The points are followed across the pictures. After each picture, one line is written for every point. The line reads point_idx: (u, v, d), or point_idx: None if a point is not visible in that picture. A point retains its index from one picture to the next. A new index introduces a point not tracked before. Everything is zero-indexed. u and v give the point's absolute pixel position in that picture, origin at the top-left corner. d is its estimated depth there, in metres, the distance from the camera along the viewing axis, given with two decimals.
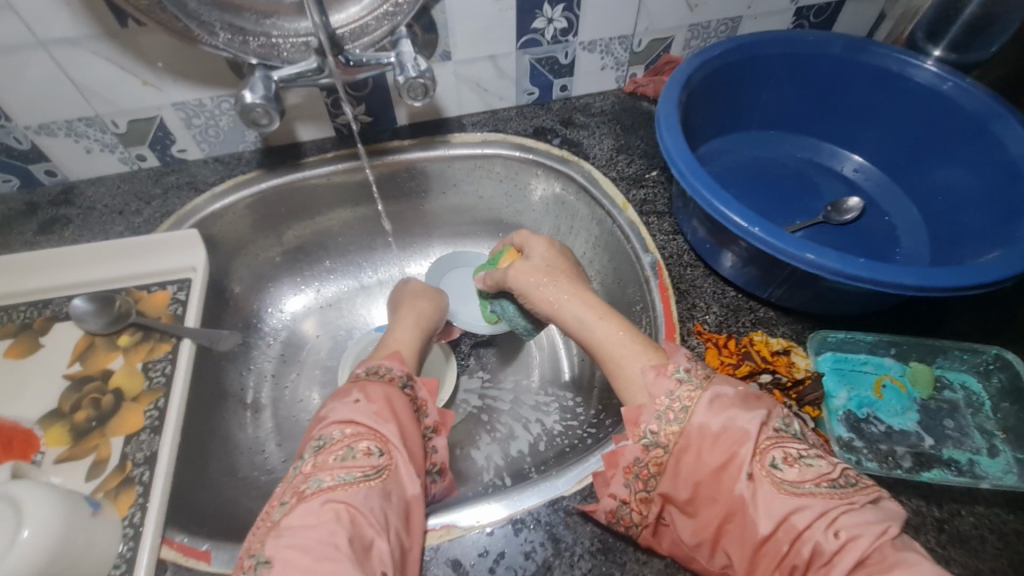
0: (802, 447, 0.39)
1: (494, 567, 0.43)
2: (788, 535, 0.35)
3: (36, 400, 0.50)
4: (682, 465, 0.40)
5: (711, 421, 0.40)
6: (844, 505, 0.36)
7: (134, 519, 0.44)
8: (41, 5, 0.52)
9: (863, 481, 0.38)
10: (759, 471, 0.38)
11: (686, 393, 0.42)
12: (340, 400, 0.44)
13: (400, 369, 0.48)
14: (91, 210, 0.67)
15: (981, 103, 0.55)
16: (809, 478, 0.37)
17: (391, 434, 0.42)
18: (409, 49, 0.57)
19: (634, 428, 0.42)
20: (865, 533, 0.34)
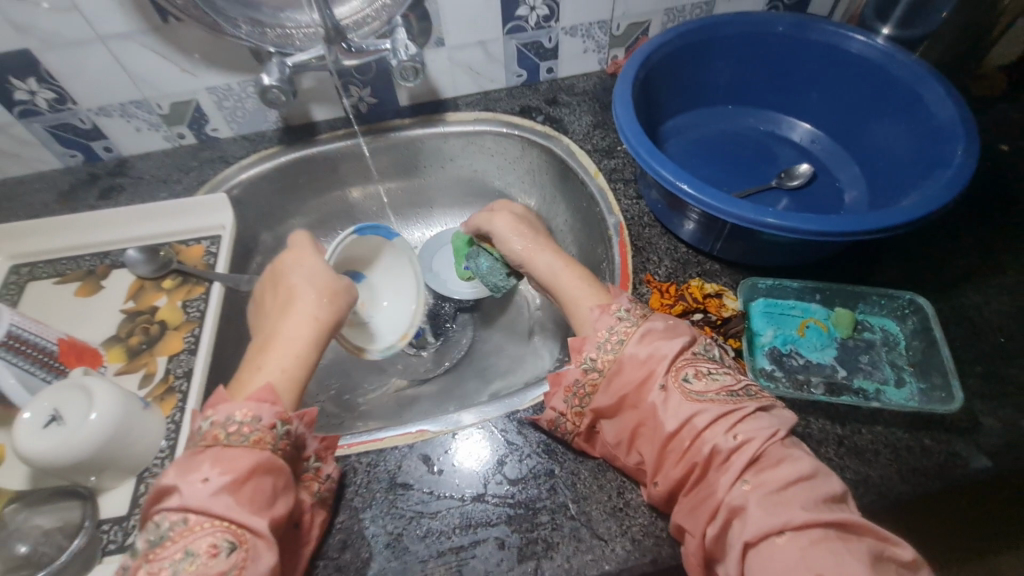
0: (711, 365, 0.46)
1: (457, 461, 0.52)
2: (691, 433, 0.43)
3: (99, 327, 0.62)
4: (610, 381, 0.47)
5: (638, 347, 0.47)
6: (737, 412, 0.43)
7: (175, 417, 0.55)
8: (101, 6, 0.64)
9: (759, 393, 0.46)
10: (672, 383, 0.46)
11: (622, 328, 0.49)
12: (186, 476, 0.39)
13: (271, 415, 0.43)
14: (141, 180, 0.79)
15: (910, 72, 0.61)
16: (712, 389, 0.45)
17: (248, 522, 0.38)
18: (403, 36, 0.67)
19: (577, 355, 0.50)
20: (756, 434, 0.42)
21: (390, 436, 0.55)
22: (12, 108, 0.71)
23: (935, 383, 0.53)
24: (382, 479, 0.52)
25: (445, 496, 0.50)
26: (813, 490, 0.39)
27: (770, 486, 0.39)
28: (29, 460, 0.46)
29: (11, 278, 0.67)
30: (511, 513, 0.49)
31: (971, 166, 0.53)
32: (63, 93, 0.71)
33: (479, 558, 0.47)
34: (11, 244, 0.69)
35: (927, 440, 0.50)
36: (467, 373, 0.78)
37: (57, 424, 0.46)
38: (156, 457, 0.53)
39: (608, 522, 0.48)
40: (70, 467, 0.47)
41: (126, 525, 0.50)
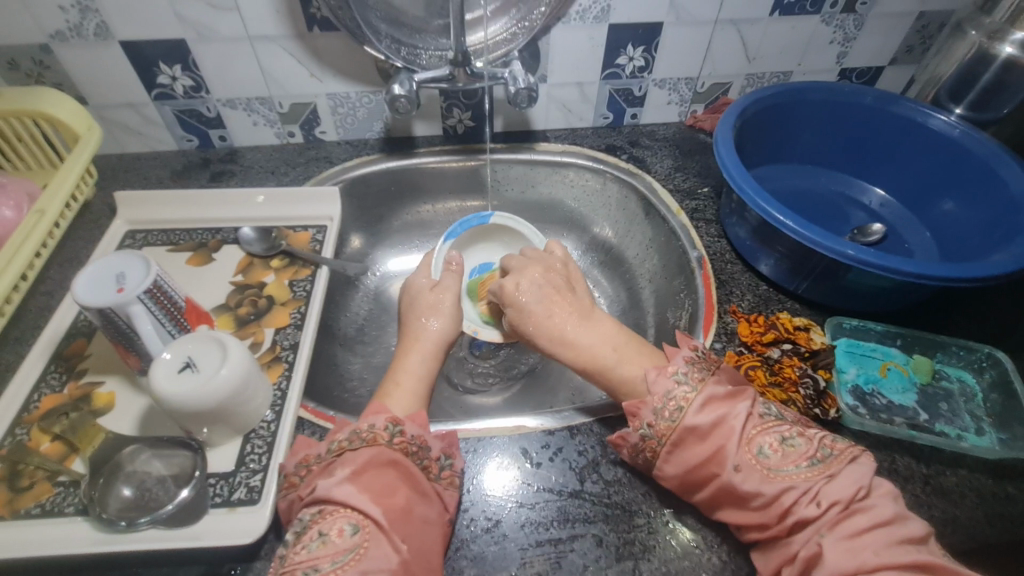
0: (784, 430, 0.47)
1: (553, 457, 0.54)
2: (777, 508, 0.44)
3: (210, 294, 0.66)
4: (679, 454, 0.48)
5: (701, 420, 0.47)
6: (823, 478, 0.43)
7: (282, 385, 0.57)
8: (258, 9, 0.70)
9: (835, 449, 0.45)
10: (748, 461, 0.45)
11: (682, 396, 0.49)
12: (326, 475, 0.46)
13: (383, 420, 0.49)
14: (249, 169, 0.84)
15: (988, 149, 0.67)
16: (790, 459, 0.45)
17: (369, 509, 0.43)
18: (520, 67, 0.73)
19: (634, 419, 0.50)
20: (840, 498, 0.42)
21: (487, 426, 0.57)
22: (151, 89, 0.77)
23: (1017, 432, 0.55)
24: (481, 466, 0.53)
25: (543, 489, 0.52)
26: (895, 533, 0.40)
27: (849, 536, 0.41)
28: (164, 401, 0.47)
29: (128, 241, 0.71)
30: (608, 513, 0.50)
31: None
32: (200, 82, 0.77)
33: (578, 552, 0.48)
34: (130, 209, 0.73)
35: (1011, 488, 0.52)
36: (533, 386, 0.79)
37: (192, 371, 0.48)
38: (262, 420, 0.55)
39: (702, 531, 0.50)
40: (194, 415, 0.49)
41: (233, 481, 0.51)
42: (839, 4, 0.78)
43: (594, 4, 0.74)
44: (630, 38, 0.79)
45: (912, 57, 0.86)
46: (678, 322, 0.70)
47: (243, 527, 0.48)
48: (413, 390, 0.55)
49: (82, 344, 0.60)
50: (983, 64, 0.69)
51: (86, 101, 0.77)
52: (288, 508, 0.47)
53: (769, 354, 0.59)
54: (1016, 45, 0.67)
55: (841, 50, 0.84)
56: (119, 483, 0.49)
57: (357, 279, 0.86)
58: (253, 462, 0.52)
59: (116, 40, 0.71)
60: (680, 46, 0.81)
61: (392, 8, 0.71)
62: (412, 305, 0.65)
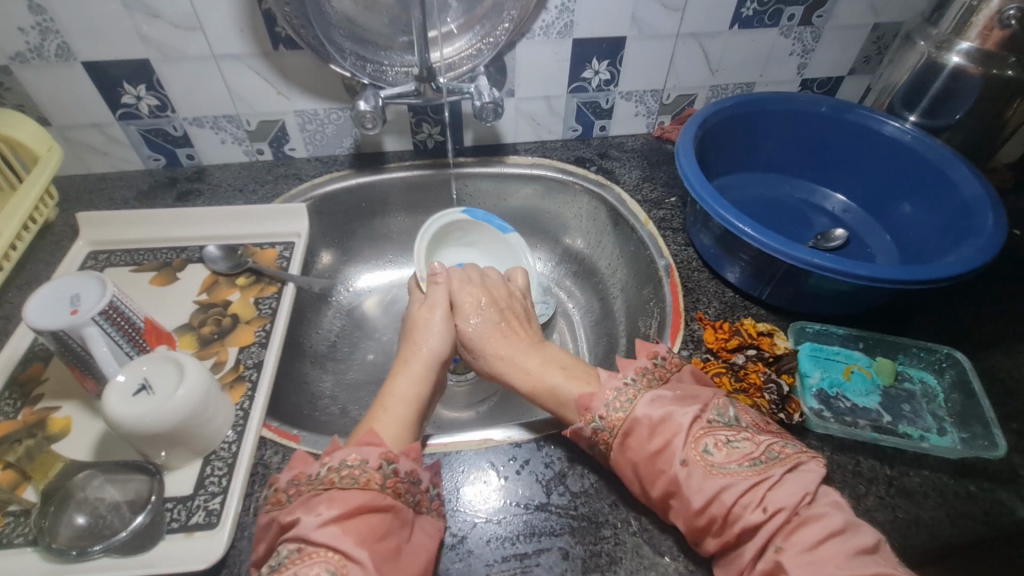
0: (730, 433, 0.47)
1: (520, 470, 0.53)
2: (720, 509, 0.43)
3: (173, 314, 0.65)
4: (627, 445, 0.49)
5: (651, 413, 0.49)
6: (764, 482, 0.43)
7: (244, 404, 0.57)
8: (223, 29, 0.71)
9: (783, 454, 0.45)
10: (693, 457, 0.46)
11: (631, 390, 0.51)
12: (307, 510, 0.43)
13: (352, 453, 0.47)
14: (217, 187, 0.83)
15: (940, 155, 0.69)
16: (733, 459, 0.45)
17: (353, 552, 0.41)
18: (485, 83, 0.74)
19: (586, 412, 0.52)
20: (786, 504, 0.42)
21: (453, 440, 0.56)
22: (116, 109, 0.76)
23: (976, 432, 0.56)
24: (448, 482, 0.53)
25: (510, 503, 0.51)
26: (848, 543, 0.40)
27: (803, 547, 0.40)
28: (118, 425, 0.46)
29: (89, 262, 0.70)
30: (574, 525, 0.50)
31: (1001, 235, 0.60)
32: (166, 102, 0.77)
33: (543, 566, 0.48)
34: (93, 230, 0.72)
35: (971, 486, 0.53)
36: (506, 399, 0.79)
37: (147, 393, 0.47)
38: (223, 441, 0.54)
39: (670, 541, 0.49)
40: (149, 439, 0.48)
41: (190, 505, 0.50)
42: (795, 17, 0.80)
43: (558, 20, 0.76)
44: (594, 52, 0.80)
45: (869, 66, 0.88)
46: (647, 330, 0.70)
47: (198, 553, 0.47)
48: (402, 419, 0.54)
49: (38, 368, 0.58)
50: (932, 72, 0.72)
51: (49, 122, 0.76)
52: (267, 525, 0.45)
53: (734, 361, 0.60)
54: (963, 55, 0.69)
55: (801, 61, 0.86)
56: (71, 511, 0.47)
57: (329, 294, 0.85)
58: (212, 484, 0.51)
59: (78, 61, 0.70)
60: (644, 60, 0.83)
61: (356, 26, 0.72)
62: (417, 333, 0.65)
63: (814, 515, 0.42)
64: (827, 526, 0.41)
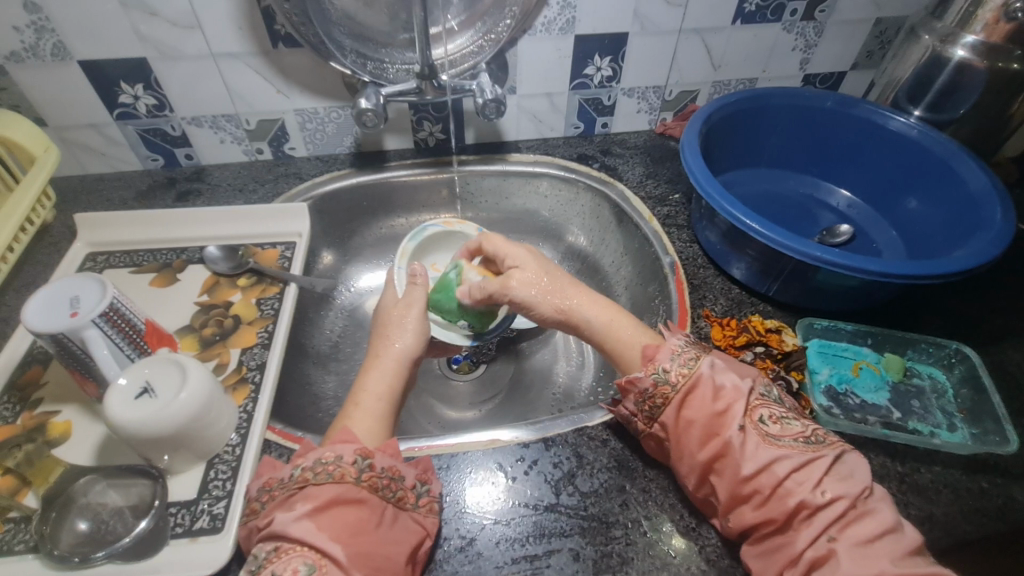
0: (784, 411, 0.47)
1: (528, 470, 0.53)
2: (771, 480, 0.43)
3: (174, 316, 0.64)
4: (687, 403, 0.48)
5: (714, 378, 0.48)
6: (820, 461, 0.43)
7: (247, 407, 0.56)
8: (221, 27, 0.70)
9: (832, 440, 0.46)
10: (750, 425, 0.46)
11: (693, 350, 0.51)
12: (285, 509, 0.43)
13: (351, 453, 0.46)
14: (216, 187, 0.82)
15: (946, 149, 0.69)
16: (788, 434, 0.45)
17: (327, 546, 0.40)
18: (487, 79, 0.73)
19: (649, 364, 0.50)
20: (846, 492, 0.42)
21: (460, 440, 0.55)
22: (113, 109, 0.75)
23: (988, 427, 0.55)
24: (455, 483, 0.52)
25: (519, 504, 0.50)
26: (901, 542, 0.40)
27: (859, 540, 0.40)
28: (121, 429, 0.45)
29: (88, 264, 0.69)
30: (584, 525, 0.49)
31: (1010, 228, 0.59)
32: (164, 101, 0.76)
33: (554, 568, 0.47)
34: (91, 232, 0.71)
35: (984, 482, 0.52)
36: (511, 398, 0.78)
37: (149, 396, 0.46)
38: (227, 444, 0.53)
39: (681, 541, 0.49)
40: (152, 442, 0.47)
41: (195, 509, 0.49)
42: (798, 12, 0.79)
43: (560, 16, 0.75)
44: (596, 48, 0.79)
45: (873, 61, 0.88)
46: (653, 328, 0.70)
47: (205, 558, 0.46)
48: (374, 413, 0.52)
49: (37, 372, 0.57)
50: (938, 66, 0.71)
51: (45, 123, 0.75)
52: (247, 536, 0.45)
53: (742, 358, 0.59)
54: (968, 48, 0.69)
55: (804, 56, 0.86)
56: (73, 516, 0.46)
57: (331, 294, 0.85)
58: (216, 488, 0.50)
59: (74, 60, 0.69)
60: (647, 56, 0.82)
61: (356, 23, 0.71)
62: (391, 328, 0.61)
63: (870, 509, 0.41)
64: (882, 522, 0.40)
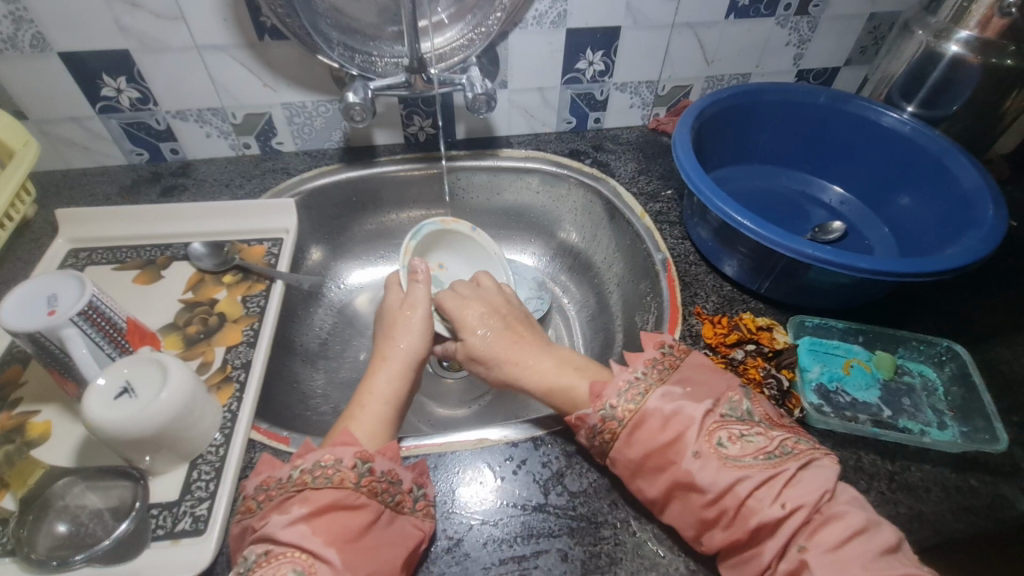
0: (743, 427, 0.46)
1: (517, 470, 0.52)
2: (733, 501, 0.43)
3: (158, 313, 0.63)
4: (636, 436, 0.47)
5: (664, 406, 0.47)
6: (780, 478, 0.43)
7: (232, 406, 0.55)
8: (205, 18, 0.68)
9: (797, 449, 0.45)
10: (706, 449, 0.45)
11: (643, 384, 0.49)
12: (279, 511, 0.42)
13: (352, 457, 0.45)
14: (203, 182, 0.81)
15: (940, 146, 0.68)
16: (748, 452, 0.44)
17: (320, 551, 0.40)
18: (478, 73, 0.72)
19: (597, 400, 0.50)
20: (806, 501, 0.41)
21: (447, 440, 0.55)
22: (96, 102, 0.74)
23: (977, 425, 0.56)
24: (443, 483, 0.51)
25: (507, 504, 0.50)
26: (871, 542, 0.40)
27: (826, 547, 0.40)
28: (99, 430, 0.44)
29: (70, 260, 0.68)
30: (573, 525, 0.49)
31: (1002, 227, 0.59)
32: (147, 94, 0.74)
33: (542, 568, 0.46)
34: (73, 227, 0.70)
35: (973, 480, 0.52)
36: (501, 396, 0.78)
37: (129, 397, 0.45)
38: (211, 444, 0.52)
39: (670, 540, 0.48)
40: (132, 443, 0.46)
41: (176, 511, 0.48)
42: (792, 6, 0.79)
43: (551, 9, 0.74)
44: (588, 42, 0.78)
45: (866, 57, 0.87)
46: (644, 326, 0.69)
47: (186, 561, 0.45)
48: (381, 415, 0.53)
49: (16, 371, 0.56)
50: (931, 62, 0.71)
51: (25, 115, 0.73)
52: (240, 535, 0.44)
53: (733, 356, 0.59)
54: (962, 43, 0.68)
55: (797, 51, 0.85)
56: (51, 519, 0.46)
57: (320, 291, 0.84)
58: (199, 490, 0.49)
59: (54, 52, 0.68)
60: (639, 50, 0.81)
61: (344, 14, 0.70)
62: (397, 329, 0.62)
63: (835, 513, 0.41)
64: (849, 525, 0.40)
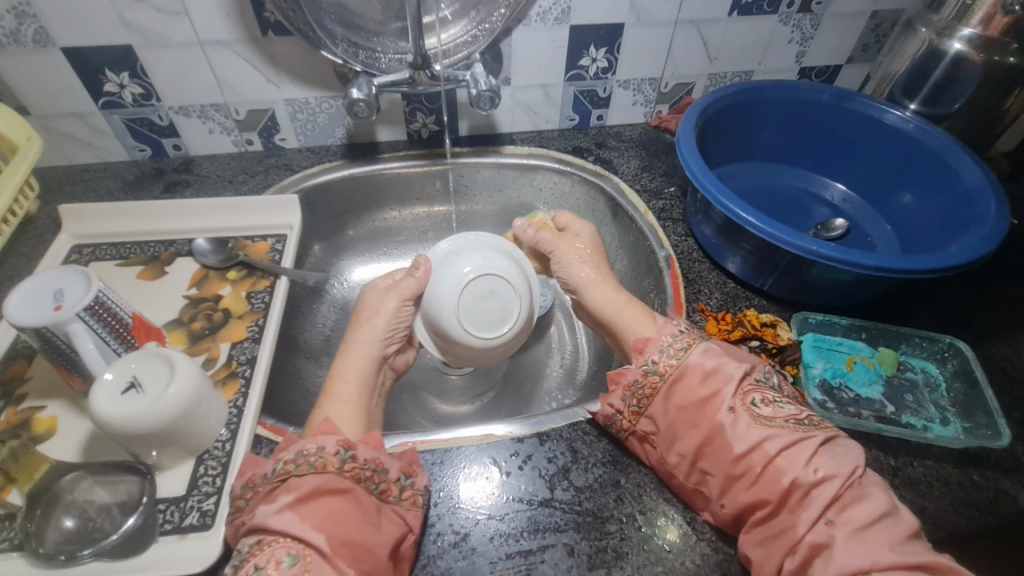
0: (775, 394, 0.48)
1: (523, 465, 0.52)
2: (761, 459, 0.44)
3: (163, 309, 0.63)
4: (676, 391, 0.49)
5: (705, 362, 0.49)
6: (811, 442, 0.45)
7: (237, 401, 0.55)
8: (208, 14, 0.68)
9: (822, 423, 0.47)
10: (741, 406, 0.47)
11: (669, 361, 0.50)
12: (268, 501, 0.43)
13: (332, 444, 0.46)
14: (206, 178, 0.81)
15: (942, 144, 0.69)
16: (779, 415, 0.47)
17: (309, 536, 0.40)
18: (481, 70, 0.72)
19: (639, 356, 0.52)
20: (839, 472, 0.43)
21: (455, 435, 0.55)
22: (98, 98, 0.73)
23: (980, 421, 0.56)
24: (448, 478, 0.51)
25: (513, 499, 0.50)
26: (897, 526, 0.40)
27: (857, 526, 0.40)
28: (106, 426, 0.44)
29: (74, 256, 0.68)
30: (578, 520, 0.49)
31: (1004, 224, 0.59)
32: (150, 90, 0.74)
33: (548, 563, 0.47)
34: (76, 223, 0.70)
35: (975, 476, 0.52)
36: (505, 393, 0.78)
37: (136, 392, 0.45)
38: (217, 440, 0.52)
39: (675, 535, 0.49)
40: (139, 438, 0.46)
41: (184, 506, 0.48)
42: (794, 4, 0.79)
43: (554, 6, 0.74)
44: (591, 39, 0.78)
45: (868, 55, 0.88)
46: None
47: (193, 555, 0.45)
48: (348, 401, 0.53)
49: (21, 367, 0.56)
50: (933, 60, 0.71)
51: (28, 111, 0.73)
52: (234, 533, 0.44)
53: None
54: (965, 41, 0.69)
55: (799, 49, 0.85)
56: (58, 514, 0.46)
57: (323, 288, 0.84)
58: (206, 485, 0.50)
59: (57, 47, 0.67)
60: (642, 47, 0.81)
61: (348, 10, 0.70)
62: (365, 310, 0.61)
63: (864, 493, 0.42)
64: (875, 507, 0.41)
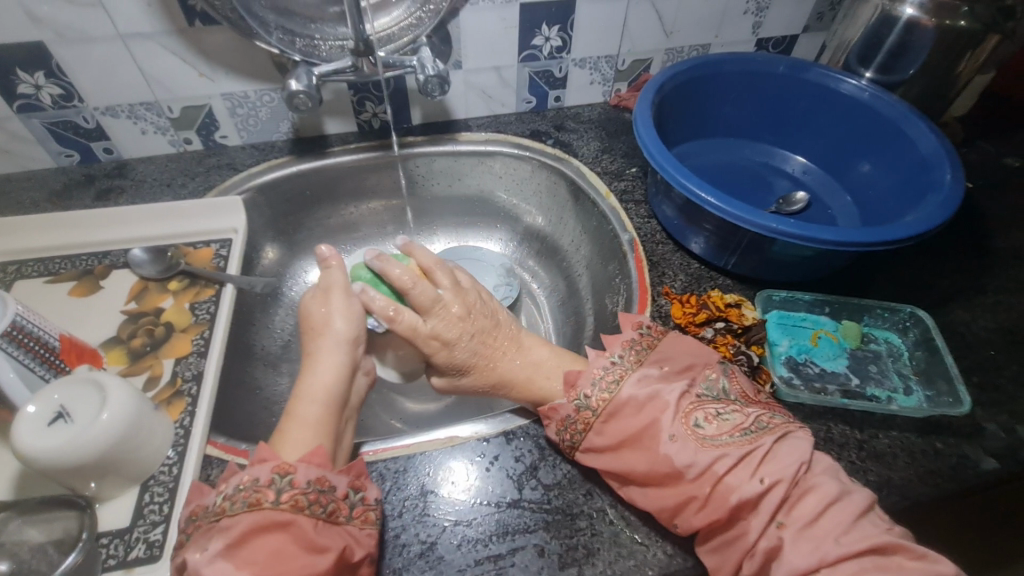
0: (719, 407, 0.47)
1: (489, 467, 0.51)
2: (710, 479, 0.43)
3: (98, 327, 0.59)
4: (614, 421, 0.48)
5: (637, 392, 0.48)
6: (757, 452, 0.44)
7: (184, 421, 0.52)
8: (126, 4, 0.63)
9: (771, 424, 0.46)
10: (682, 432, 0.46)
11: (618, 370, 0.50)
12: (231, 543, 0.40)
13: (306, 474, 0.43)
14: (141, 182, 0.76)
15: (897, 111, 0.69)
16: (724, 431, 0.45)
17: None
18: (429, 54, 0.68)
19: (569, 390, 0.51)
20: (785, 476, 0.42)
21: (418, 440, 0.53)
22: (13, 101, 0.67)
23: (941, 389, 0.56)
24: (412, 486, 0.50)
25: (480, 502, 0.49)
26: (850, 509, 0.41)
27: (803, 523, 0.41)
28: (33, 461, 0.41)
29: None
30: (548, 519, 0.48)
31: (959, 190, 0.59)
32: (71, 90, 0.69)
33: (518, 565, 0.45)
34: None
35: (938, 443, 0.53)
36: (474, 389, 0.76)
37: (64, 422, 0.42)
38: (161, 464, 0.49)
39: (647, 526, 0.48)
40: (72, 471, 0.43)
41: (128, 539, 0.45)
42: None
43: None
44: (543, 17, 0.75)
45: (823, 23, 0.86)
46: (614, 309, 0.68)
47: None
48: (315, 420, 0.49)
49: None
50: (887, 26, 0.70)
51: None
52: (185, 566, 0.41)
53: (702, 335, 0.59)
54: (916, 7, 0.68)
55: (755, 20, 0.84)
56: None
57: (278, 292, 0.80)
58: (153, 513, 0.47)
59: None
60: (596, 24, 0.78)
61: None
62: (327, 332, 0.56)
63: (811, 485, 0.42)
64: (824, 496, 0.41)
